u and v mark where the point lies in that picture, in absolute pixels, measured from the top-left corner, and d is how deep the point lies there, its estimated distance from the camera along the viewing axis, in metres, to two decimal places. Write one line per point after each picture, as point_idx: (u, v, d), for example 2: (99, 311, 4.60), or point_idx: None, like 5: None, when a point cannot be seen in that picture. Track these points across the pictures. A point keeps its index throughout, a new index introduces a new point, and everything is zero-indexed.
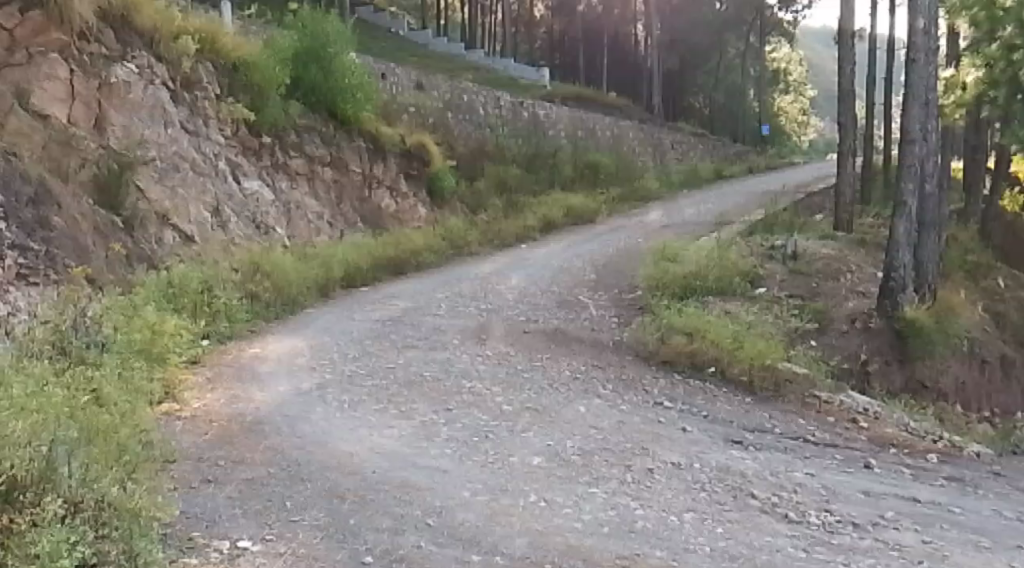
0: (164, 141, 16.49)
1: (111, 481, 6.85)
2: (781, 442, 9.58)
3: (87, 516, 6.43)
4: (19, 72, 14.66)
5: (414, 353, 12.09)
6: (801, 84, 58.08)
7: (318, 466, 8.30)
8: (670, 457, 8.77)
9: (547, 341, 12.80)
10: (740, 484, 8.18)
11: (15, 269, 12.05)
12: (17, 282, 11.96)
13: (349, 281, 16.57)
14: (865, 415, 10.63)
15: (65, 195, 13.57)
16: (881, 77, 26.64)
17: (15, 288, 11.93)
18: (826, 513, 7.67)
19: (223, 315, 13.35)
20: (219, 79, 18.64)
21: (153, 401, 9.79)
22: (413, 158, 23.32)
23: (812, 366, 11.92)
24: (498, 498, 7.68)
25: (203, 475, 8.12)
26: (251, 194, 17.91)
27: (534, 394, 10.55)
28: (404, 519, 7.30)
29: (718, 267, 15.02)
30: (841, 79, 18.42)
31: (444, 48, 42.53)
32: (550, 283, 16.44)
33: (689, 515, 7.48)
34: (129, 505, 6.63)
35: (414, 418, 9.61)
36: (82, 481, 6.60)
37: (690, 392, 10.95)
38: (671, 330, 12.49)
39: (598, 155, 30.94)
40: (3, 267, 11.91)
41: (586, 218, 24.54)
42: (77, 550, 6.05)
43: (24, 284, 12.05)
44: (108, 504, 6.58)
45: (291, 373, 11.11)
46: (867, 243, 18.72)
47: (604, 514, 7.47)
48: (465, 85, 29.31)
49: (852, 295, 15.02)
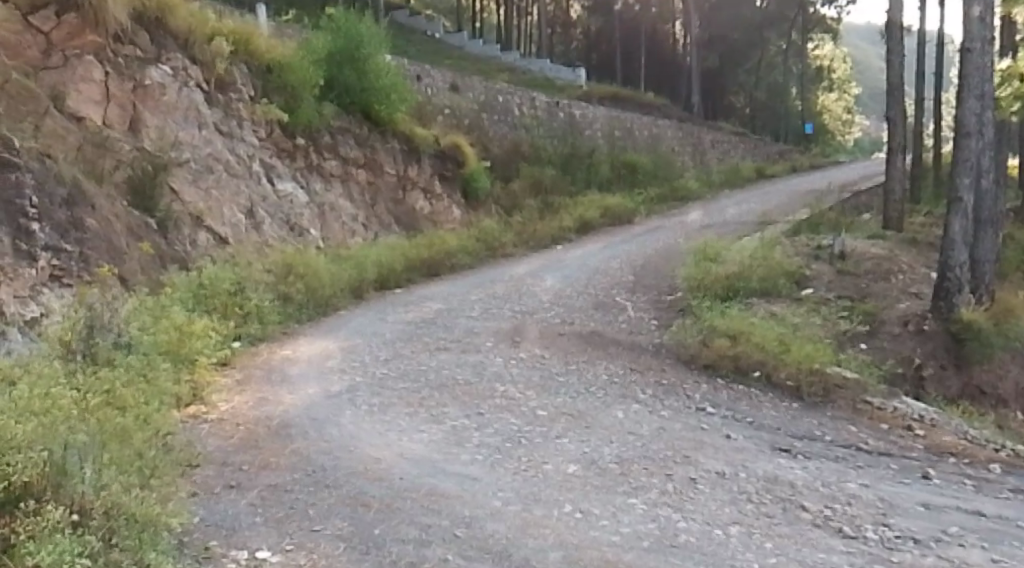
0: (198, 143, 16.23)
1: (124, 489, 6.49)
2: (832, 450, 9.09)
3: (96, 524, 6.07)
4: (55, 74, 14.55)
5: (447, 356, 11.71)
6: (845, 82, 56.97)
7: (343, 472, 7.93)
8: (714, 466, 8.31)
9: (583, 344, 12.37)
10: (789, 495, 7.71)
11: (49, 270, 11.88)
12: (50, 284, 11.81)
13: (382, 283, 16.23)
14: (921, 422, 10.09)
15: (100, 196, 13.34)
16: (933, 71, 25.94)
17: (47, 289, 11.71)
18: (883, 528, 7.18)
19: (256, 316, 13.03)
20: (253, 80, 18.39)
21: (180, 404, 9.48)
22: (448, 159, 23.00)
23: (863, 371, 11.41)
24: (531, 508, 7.26)
25: (226, 480, 7.76)
26: (285, 195, 17.65)
27: (569, 398, 10.14)
28: (430, 529, 6.90)
29: (762, 267, 14.54)
30: (890, 73, 17.94)
31: (481, 50, 42.14)
32: (586, 285, 16.00)
33: (736, 529, 7.02)
34: (141, 513, 6.27)
35: (445, 422, 9.23)
36: (94, 489, 6.25)
37: (735, 397, 10.48)
38: (713, 333, 12.02)
39: (636, 156, 30.47)
40: (37, 268, 11.73)
41: (624, 218, 24.05)
42: (81, 560, 5.69)
43: (57, 286, 11.88)
44: (120, 514, 6.21)
45: (321, 375, 10.77)
46: (918, 243, 18.11)
47: (643, 526, 7.03)
48: (500, 86, 28.90)
49: (904, 296, 14.41)
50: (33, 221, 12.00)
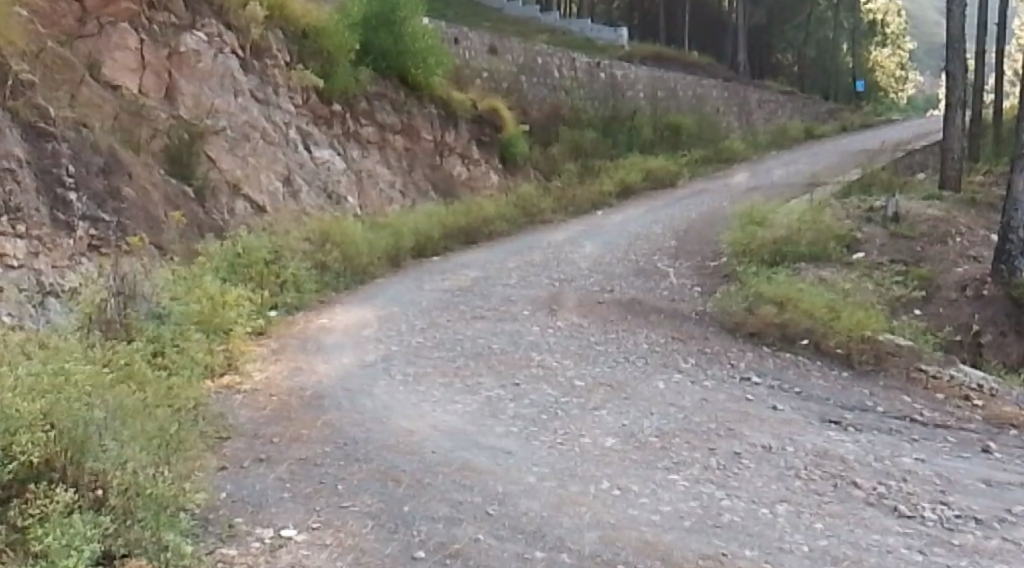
0: (234, 110, 15.96)
1: (146, 465, 6.21)
2: (886, 423, 8.68)
3: (111, 505, 5.77)
4: (90, 42, 14.32)
5: (483, 325, 11.38)
6: (899, 37, 55.41)
7: (375, 445, 7.59)
8: (760, 439, 7.93)
9: (623, 312, 11.98)
10: (840, 472, 7.31)
11: (87, 240, 11.71)
12: (88, 253, 11.63)
13: (419, 251, 15.92)
14: (979, 391, 9.64)
15: (136, 164, 13.15)
16: (995, 23, 25.00)
17: (85, 258, 11.54)
18: (942, 507, 6.77)
19: (292, 285, 12.77)
20: (289, 46, 18.07)
21: (213, 373, 9.17)
22: (486, 124, 22.61)
23: (918, 339, 10.93)
24: (566, 484, 6.94)
25: (256, 453, 7.41)
26: (322, 161, 17.38)
27: (606, 368, 9.81)
28: (461, 507, 6.58)
29: (811, 231, 14.05)
30: (951, 25, 17.31)
31: (521, 12, 41.47)
32: (626, 251, 15.58)
33: (783, 508, 6.65)
34: (158, 492, 5.94)
35: (479, 393, 8.92)
36: (113, 466, 5.94)
37: (781, 366, 10.08)
38: (759, 300, 11.60)
39: (680, 118, 29.84)
40: (76, 238, 11.57)
41: (667, 182, 23.54)
42: (95, 542, 5.42)
43: (96, 255, 11.72)
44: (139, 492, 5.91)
45: (356, 345, 10.49)
46: (977, 204, 17.46)
47: (685, 505, 6.67)
48: (541, 48, 28.35)
49: (962, 260, 13.84)
50: (69, 190, 11.81)
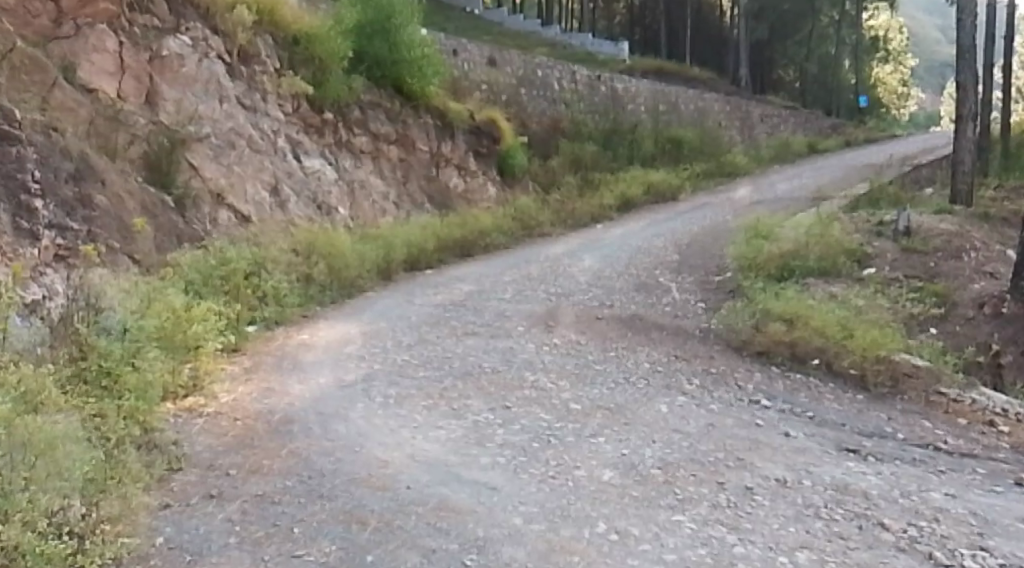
0: (219, 117, 15.23)
1: (52, 511, 5.51)
2: (909, 452, 7.92)
3: None
4: (66, 45, 13.54)
5: (474, 342, 10.64)
6: (902, 53, 54.74)
7: (344, 479, 6.84)
8: (774, 472, 7.18)
9: (623, 329, 11.24)
10: (864, 511, 6.56)
11: (53, 249, 10.93)
12: (54, 263, 10.83)
13: (411, 265, 15.15)
14: (1004, 416, 8.91)
15: (110, 171, 12.42)
16: (1003, 36, 24.31)
17: (50, 270, 10.68)
18: (982, 554, 6.03)
19: (272, 298, 12.01)
20: (279, 52, 17.36)
21: (174, 396, 8.46)
22: (483, 135, 21.90)
23: (936, 359, 10.15)
24: (557, 528, 6.19)
25: (207, 488, 6.66)
26: (312, 171, 16.63)
27: (605, 390, 9.05)
28: (435, 556, 5.82)
29: (821, 245, 13.36)
30: (961, 34, 16.60)
31: (521, 26, 40.79)
32: (627, 265, 14.83)
33: (805, 557, 5.90)
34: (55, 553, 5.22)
35: (466, 417, 8.17)
36: (8, 516, 5.27)
37: (793, 389, 9.32)
38: (768, 317, 10.82)
39: (681, 131, 29.08)
40: (40, 247, 10.76)
41: (668, 195, 22.82)
42: None
43: (62, 265, 10.93)
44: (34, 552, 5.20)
45: (337, 363, 9.74)
46: (990, 219, 16.73)
47: (693, 552, 5.93)
48: (541, 60, 27.66)
49: (978, 276, 13.09)
50: (35, 197, 11.06)
